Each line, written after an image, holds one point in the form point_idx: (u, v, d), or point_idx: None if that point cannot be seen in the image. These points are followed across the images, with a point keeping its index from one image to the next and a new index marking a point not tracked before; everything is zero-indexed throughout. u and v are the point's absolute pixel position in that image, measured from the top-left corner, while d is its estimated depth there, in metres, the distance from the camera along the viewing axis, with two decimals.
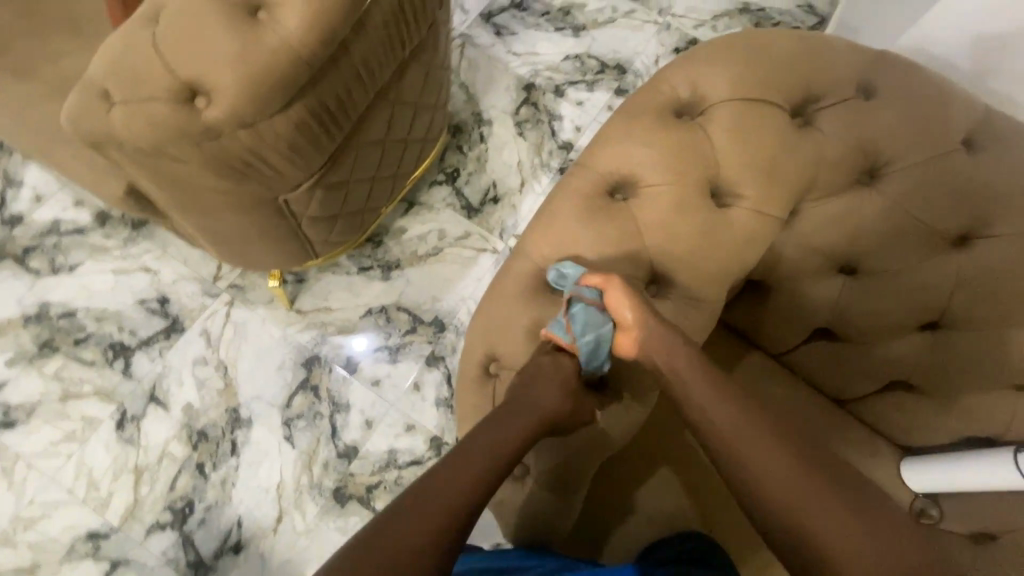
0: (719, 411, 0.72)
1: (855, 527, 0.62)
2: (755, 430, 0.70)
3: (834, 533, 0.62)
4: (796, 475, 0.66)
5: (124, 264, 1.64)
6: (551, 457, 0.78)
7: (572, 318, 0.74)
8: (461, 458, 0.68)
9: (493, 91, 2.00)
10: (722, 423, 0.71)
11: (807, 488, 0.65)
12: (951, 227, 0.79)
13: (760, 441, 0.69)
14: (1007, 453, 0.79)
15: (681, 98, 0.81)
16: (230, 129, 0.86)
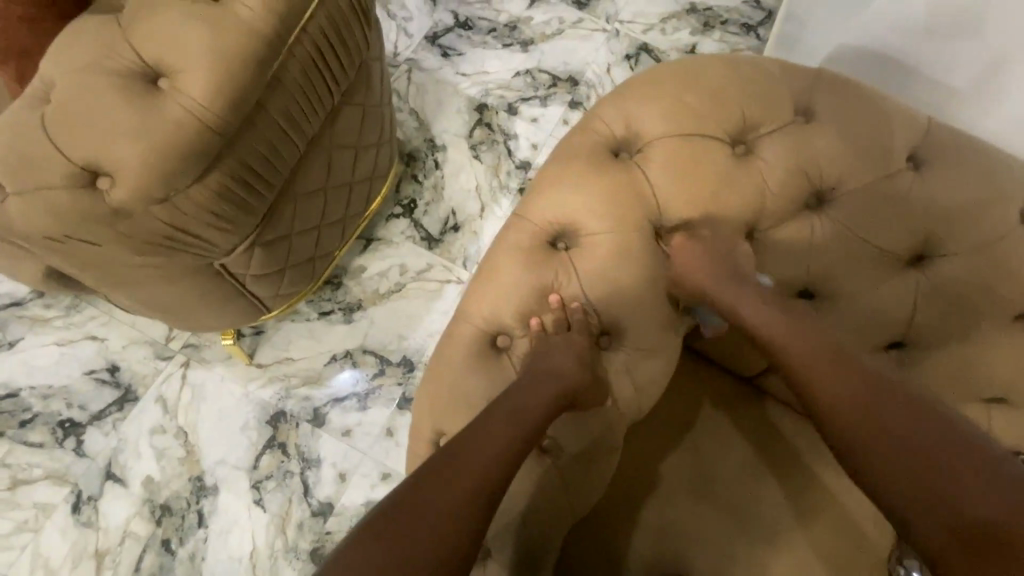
0: (815, 365, 0.70)
1: (946, 481, 0.61)
2: (851, 383, 0.68)
3: (921, 485, 0.61)
4: (888, 432, 0.64)
5: (67, 335, 1.55)
6: (513, 533, 0.73)
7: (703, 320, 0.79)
8: (438, 476, 0.63)
9: (445, 115, 1.95)
10: (817, 377, 0.69)
11: (876, 418, 0.65)
12: (904, 247, 0.76)
13: (858, 396, 0.67)
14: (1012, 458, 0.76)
15: (617, 136, 0.78)
16: (142, 209, 0.81)
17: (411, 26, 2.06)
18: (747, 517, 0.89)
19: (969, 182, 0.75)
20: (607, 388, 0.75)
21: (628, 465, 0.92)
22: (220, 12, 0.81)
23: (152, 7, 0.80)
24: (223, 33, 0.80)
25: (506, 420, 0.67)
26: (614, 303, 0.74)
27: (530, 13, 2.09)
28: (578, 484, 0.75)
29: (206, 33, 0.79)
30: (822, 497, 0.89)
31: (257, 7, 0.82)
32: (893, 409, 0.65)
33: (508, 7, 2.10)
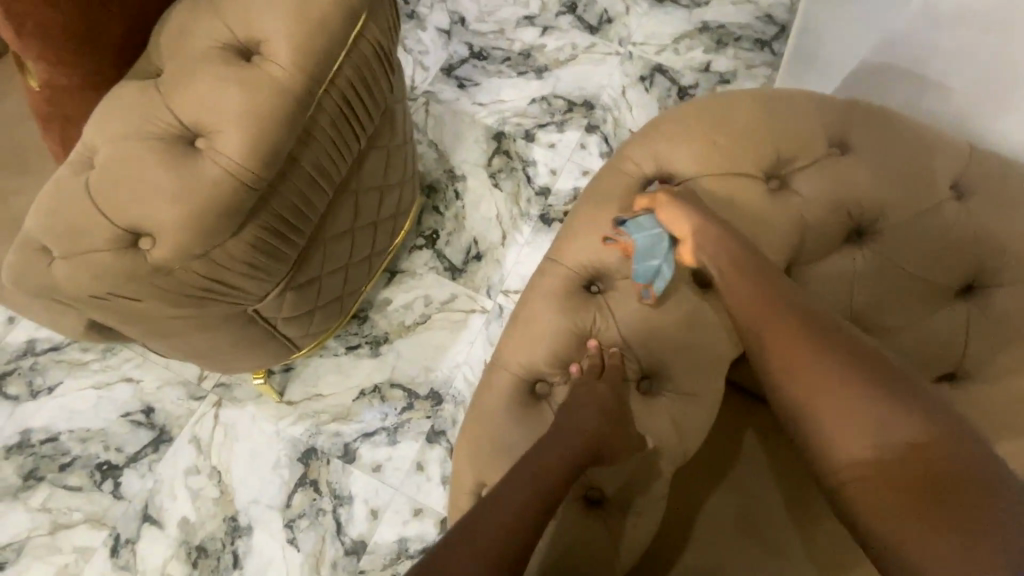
0: (787, 328, 0.66)
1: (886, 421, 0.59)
2: (823, 353, 0.63)
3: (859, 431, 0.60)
4: (832, 389, 0.62)
5: (104, 378, 1.58)
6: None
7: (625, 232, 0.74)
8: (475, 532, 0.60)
9: (463, 145, 1.97)
10: (789, 342, 0.65)
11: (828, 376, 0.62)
12: (951, 278, 0.74)
13: (826, 371, 0.62)
14: None
15: (647, 176, 0.77)
16: (180, 264, 0.83)
17: (427, 59, 2.10)
18: (800, 560, 0.86)
19: (1015, 208, 0.73)
20: (652, 433, 0.72)
21: (670, 506, 0.90)
22: (253, 72, 0.83)
23: (186, 70, 0.83)
24: (256, 93, 0.82)
25: (547, 472, 0.65)
26: (654, 345, 0.73)
27: (543, 40, 2.12)
28: (624, 533, 0.72)
29: (239, 94, 0.81)
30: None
31: (287, 65, 0.84)
32: (869, 381, 0.61)
33: (521, 36, 2.13)
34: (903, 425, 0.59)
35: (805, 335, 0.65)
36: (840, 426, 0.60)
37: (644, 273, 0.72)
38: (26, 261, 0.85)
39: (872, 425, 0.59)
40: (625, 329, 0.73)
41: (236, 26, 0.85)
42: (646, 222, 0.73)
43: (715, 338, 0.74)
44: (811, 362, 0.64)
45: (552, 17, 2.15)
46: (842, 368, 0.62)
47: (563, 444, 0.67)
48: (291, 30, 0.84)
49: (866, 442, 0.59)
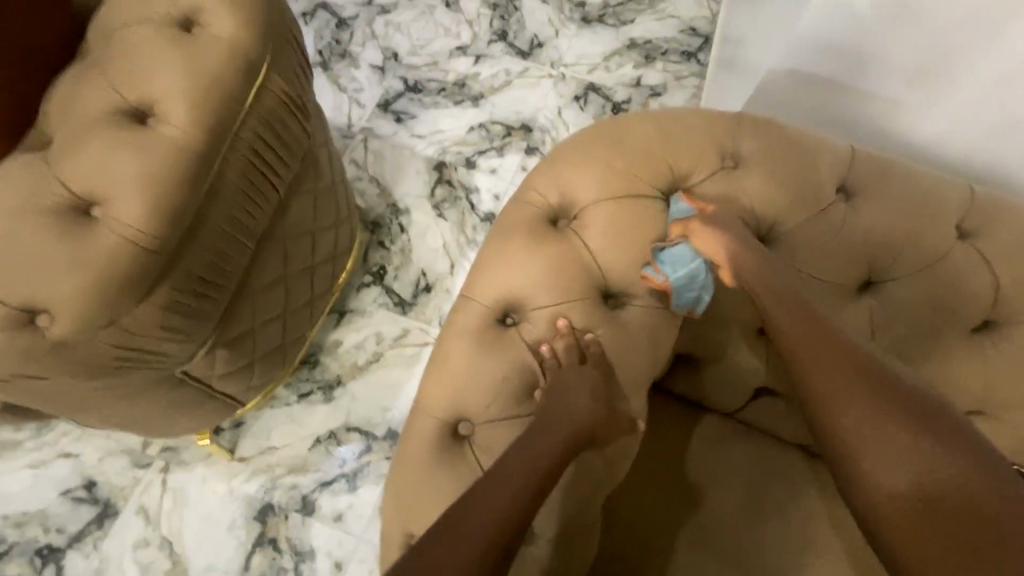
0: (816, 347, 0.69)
1: (915, 445, 0.63)
2: (854, 382, 0.67)
3: (888, 455, 0.63)
4: (866, 408, 0.65)
5: (40, 456, 1.50)
6: None
7: (659, 261, 0.74)
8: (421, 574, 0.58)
9: (405, 179, 1.97)
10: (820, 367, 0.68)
11: (863, 402, 0.66)
12: (851, 277, 0.76)
13: (860, 398, 0.66)
14: None
15: (552, 204, 0.78)
16: (85, 337, 0.80)
17: (362, 96, 2.11)
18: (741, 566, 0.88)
19: (903, 204, 0.76)
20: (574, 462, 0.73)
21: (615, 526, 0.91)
22: (148, 135, 0.81)
23: (77, 138, 0.81)
24: (153, 156, 0.80)
25: None
26: None
27: (477, 69, 2.16)
28: (568, 558, 0.73)
29: (134, 158, 0.80)
30: (809, 525, 0.90)
31: (184, 124, 0.83)
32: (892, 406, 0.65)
33: (455, 66, 2.16)
34: (933, 457, 0.62)
35: (849, 381, 0.67)
36: (876, 457, 0.64)
37: (683, 302, 0.75)
38: None
39: (905, 455, 0.63)
40: (563, 376, 0.71)
41: (128, 89, 0.84)
42: (683, 251, 0.74)
43: (634, 358, 0.75)
44: (846, 387, 0.67)
45: (483, 45, 2.19)
46: (872, 396, 0.66)
47: (510, 499, 0.62)
48: (186, 90, 0.84)
49: (903, 474, 0.62)
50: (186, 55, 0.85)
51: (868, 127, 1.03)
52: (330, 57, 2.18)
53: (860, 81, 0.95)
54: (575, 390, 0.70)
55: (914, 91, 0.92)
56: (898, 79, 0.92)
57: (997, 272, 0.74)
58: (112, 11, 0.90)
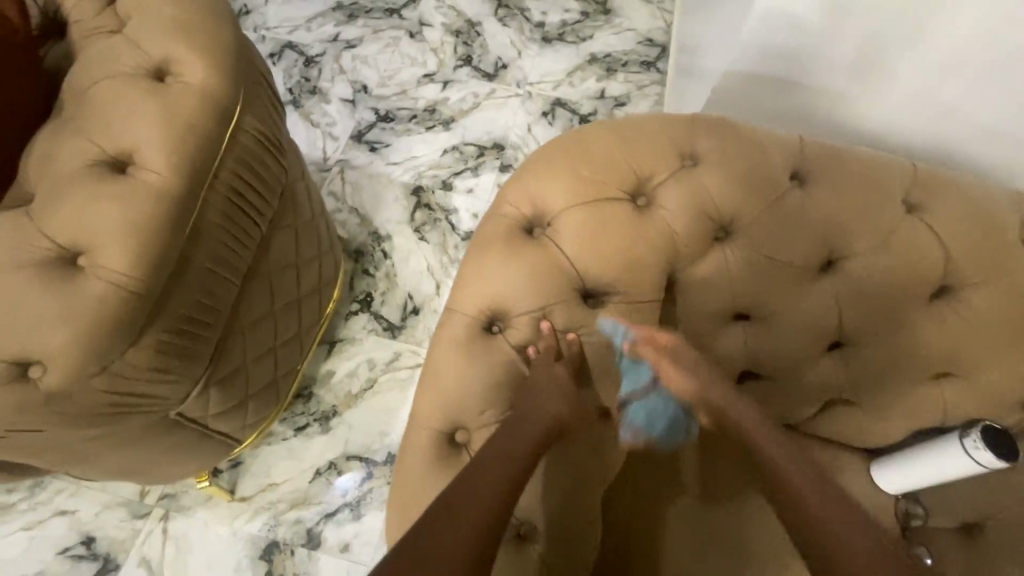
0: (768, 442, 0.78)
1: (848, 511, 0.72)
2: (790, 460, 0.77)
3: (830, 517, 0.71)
4: (807, 479, 0.75)
5: (35, 516, 1.47)
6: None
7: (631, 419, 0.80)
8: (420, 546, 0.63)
9: (384, 206, 2.00)
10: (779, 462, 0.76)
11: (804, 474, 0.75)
12: (813, 258, 0.80)
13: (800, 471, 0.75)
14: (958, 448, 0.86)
15: (525, 215, 0.82)
16: (79, 385, 0.81)
17: (335, 130, 2.15)
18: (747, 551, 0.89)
19: (851, 185, 0.81)
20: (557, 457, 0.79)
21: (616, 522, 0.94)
22: (127, 184, 0.84)
23: (59, 191, 0.83)
24: (132, 204, 0.83)
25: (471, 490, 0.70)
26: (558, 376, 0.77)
27: (445, 94, 2.22)
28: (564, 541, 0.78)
29: (116, 207, 0.82)
30: None
31: (162, 170, 0.85)
32: (823, 488, 0.74)
33: (424, 93, 2.22)
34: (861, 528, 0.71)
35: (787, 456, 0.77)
36: (827, 522, 0.71)
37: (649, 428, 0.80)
38: None
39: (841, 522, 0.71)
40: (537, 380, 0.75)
41: (105, 141, 0.86)
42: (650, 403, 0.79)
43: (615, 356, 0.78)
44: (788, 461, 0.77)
45: (450, 71, 2.26)
46: (803, 465, 0.76)
47: (490, 504, 0.66)
48: (161, 137, 0.86)
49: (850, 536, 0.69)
50: (160, 104, 0.88)
51: (814, 115, 1.08)
52: (301, 95, 2.22)
53: (803, 76, 1.01)
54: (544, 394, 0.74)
55: (852, 83, 0.98)
56: (837, 75, 0.98)
57: (945, 241, 0.79)
58: (84, 67, 0.93)
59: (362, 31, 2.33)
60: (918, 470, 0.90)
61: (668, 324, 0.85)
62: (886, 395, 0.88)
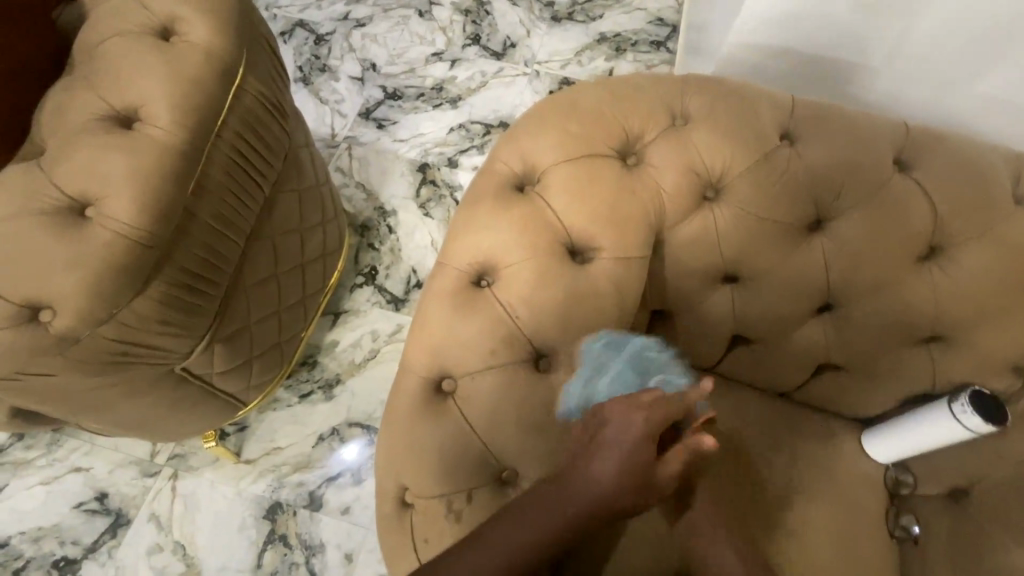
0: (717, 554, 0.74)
1: None
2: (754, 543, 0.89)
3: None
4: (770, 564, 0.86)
5: (52, 472, 1.54)
6: None
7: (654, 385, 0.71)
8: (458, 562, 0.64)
9: (390, 182, 2.02)
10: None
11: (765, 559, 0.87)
12: (802, 218, 0.81)
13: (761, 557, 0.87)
14: (946, 417, 0.86)
15: (517, 172, 0.83)
16: (86, 330, 0.85)
17: (343, 107, 2.17)
18: None
19: (842, 143, 0.81)
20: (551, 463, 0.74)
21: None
22: (132, 138, 0.87)
23: (66, 144, 0.86)
24: (137, 156, 0.85)
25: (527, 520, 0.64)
26: (544, 325, 0.76)
27: (453, 73, 2.22)
28: None
29: (121, 159, 0.85)
30: (792, 466, 0.96)
31: (166, 125, 0.88)
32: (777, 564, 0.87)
33: (432, 71, 2.23)
34: None
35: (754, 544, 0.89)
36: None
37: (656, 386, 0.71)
38: None
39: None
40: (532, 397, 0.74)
41: (111, 97, 0.89)
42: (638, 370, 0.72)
43: (606, 306, 0.77)
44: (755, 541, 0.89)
45: (458, 50, 2.26)
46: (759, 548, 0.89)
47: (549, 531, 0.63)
48: (165, 93, 0.89)
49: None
50: (164, 62, 0.91)
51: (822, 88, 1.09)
52: (311, 72, 2.24)
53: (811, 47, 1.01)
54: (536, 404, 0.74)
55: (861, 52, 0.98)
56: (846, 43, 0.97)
57: (933, 201, 0.80)
58: (93, 27, 0.96)
59: (372, 10, 2.35)
60: (906, 435, 0.92)
61: (656, 282, 0.86)
62: (869, 358, 0.90)
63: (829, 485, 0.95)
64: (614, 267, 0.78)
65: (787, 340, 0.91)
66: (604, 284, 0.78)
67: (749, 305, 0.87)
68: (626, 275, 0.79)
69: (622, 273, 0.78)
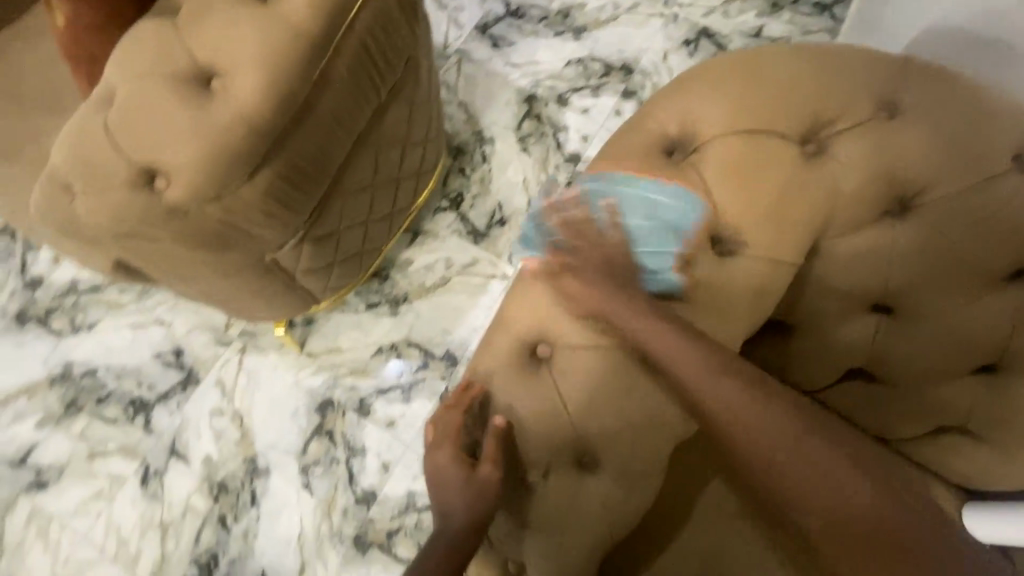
0: (767, 441, 0.63)
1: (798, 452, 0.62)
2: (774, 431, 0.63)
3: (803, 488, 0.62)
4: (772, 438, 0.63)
5: (138, 319, 1.66)
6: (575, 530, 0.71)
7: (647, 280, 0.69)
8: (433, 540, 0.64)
9: (493, 108, 1.91)
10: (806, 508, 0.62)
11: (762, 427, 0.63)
12: (1001, 265, 0.69)
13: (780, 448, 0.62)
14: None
15: (670, 134, 0.73)
16: (195, 206, 0.84)
17: (461, 16, 2.03)
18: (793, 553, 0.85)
19: None
20: (639, 456, 0.69)
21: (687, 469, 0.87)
22: (268, 16, 0.82)
23: (205, 11, 0.83)
24: (270, 35, 0.81)
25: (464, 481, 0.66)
26: (664, 316, 0.68)
27: None
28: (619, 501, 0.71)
29: (255, 36, 0.81)
30: None
31: (303, 7, 0.83)
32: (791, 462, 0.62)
33: None
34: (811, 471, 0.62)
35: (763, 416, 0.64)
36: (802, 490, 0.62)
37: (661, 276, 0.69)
38: (49, 192, 0.88)
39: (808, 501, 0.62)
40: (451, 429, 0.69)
41: None
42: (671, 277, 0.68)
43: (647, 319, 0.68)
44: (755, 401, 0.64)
45: None
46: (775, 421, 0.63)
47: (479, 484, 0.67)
48: None
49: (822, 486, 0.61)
50: None
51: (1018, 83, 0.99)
52: None
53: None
54: (453, 486, 0.66)
55: None
56: None
57: None
58: None
59: None
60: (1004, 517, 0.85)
61: (792, 292, 0.76)
62: (1011, 431, 0.79)
63: None
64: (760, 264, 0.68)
65: (923, 392, 0.81)
66: (748, 286, 0.69)
67: (892, 344, 0.77)
68: (773, 278, 0.68)
69: (770, 275, 0.68)
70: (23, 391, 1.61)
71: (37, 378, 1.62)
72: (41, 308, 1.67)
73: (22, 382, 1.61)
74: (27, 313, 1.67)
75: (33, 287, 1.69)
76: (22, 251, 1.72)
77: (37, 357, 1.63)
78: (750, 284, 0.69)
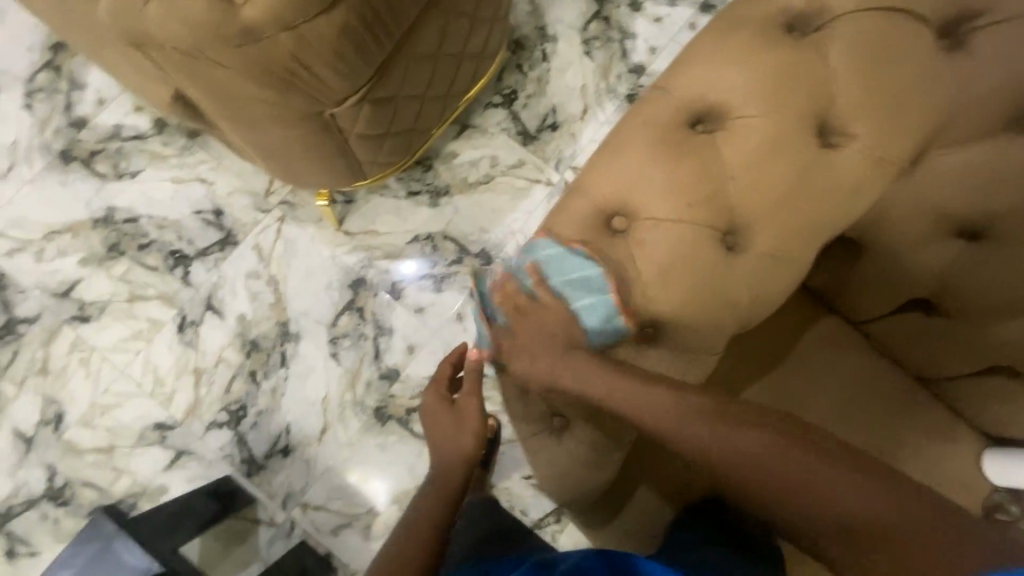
0: (758, 451, 0.63)
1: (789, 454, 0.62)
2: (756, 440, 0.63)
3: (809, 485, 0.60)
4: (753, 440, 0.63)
5: (180, 173, 1.65)
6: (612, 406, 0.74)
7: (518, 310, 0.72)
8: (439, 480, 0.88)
9: (561, 3, 1.78)
10: (808, 465, 0.61)
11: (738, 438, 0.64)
12: None
13: (768, 456, 0.62)
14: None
15: (794, 10, 0.68)
16: (270, 31, 0.80)
17: None
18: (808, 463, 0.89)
19: None
20: (695, 338, 0.70)
21: (729, 363, 0.91)
22: None
23: None
24: None
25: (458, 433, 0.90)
26: (749, 200, 0.66)
27: None
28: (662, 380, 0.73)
29: None
30: (911, 456, 0.89)
31: None
32: (788, 469, 0.61)
33: None
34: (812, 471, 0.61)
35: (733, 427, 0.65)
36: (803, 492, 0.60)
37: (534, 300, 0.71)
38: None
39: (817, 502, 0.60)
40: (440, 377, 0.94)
41: None
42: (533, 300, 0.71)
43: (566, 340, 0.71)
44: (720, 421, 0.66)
45: None
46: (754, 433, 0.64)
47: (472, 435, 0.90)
48: None
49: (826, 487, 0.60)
50: None
51: None
52: None
53: None
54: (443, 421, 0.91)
55: None
56: None
57: None
58: None
59: None
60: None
61: (884, 203, 0.72)
62: None
63: (934, 484, 0.89)
64: (864, 158, 0.67)
65: (984, 327, 0.79)
66: (850, 177, 0.67)
67: (972, 272, 0.75)
68: (873, 174, 0.67)
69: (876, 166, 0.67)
70: (67, 228, 1.64)
71: (81, 218, 1.64)
72: (85, 149, 1.67)
73: (65, 219, 1.64)
74: (72, 152, 1.67)
75: (77, 127, 1.68)
76: (67, 88, 1.69)
77: (80, 197, 1.65)
78: (849, 176, 0.67)
